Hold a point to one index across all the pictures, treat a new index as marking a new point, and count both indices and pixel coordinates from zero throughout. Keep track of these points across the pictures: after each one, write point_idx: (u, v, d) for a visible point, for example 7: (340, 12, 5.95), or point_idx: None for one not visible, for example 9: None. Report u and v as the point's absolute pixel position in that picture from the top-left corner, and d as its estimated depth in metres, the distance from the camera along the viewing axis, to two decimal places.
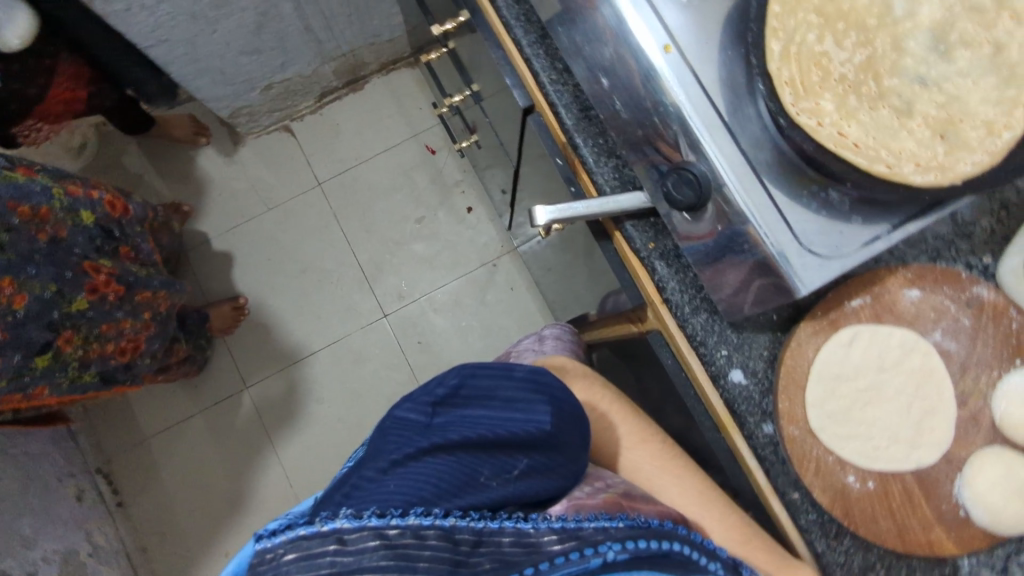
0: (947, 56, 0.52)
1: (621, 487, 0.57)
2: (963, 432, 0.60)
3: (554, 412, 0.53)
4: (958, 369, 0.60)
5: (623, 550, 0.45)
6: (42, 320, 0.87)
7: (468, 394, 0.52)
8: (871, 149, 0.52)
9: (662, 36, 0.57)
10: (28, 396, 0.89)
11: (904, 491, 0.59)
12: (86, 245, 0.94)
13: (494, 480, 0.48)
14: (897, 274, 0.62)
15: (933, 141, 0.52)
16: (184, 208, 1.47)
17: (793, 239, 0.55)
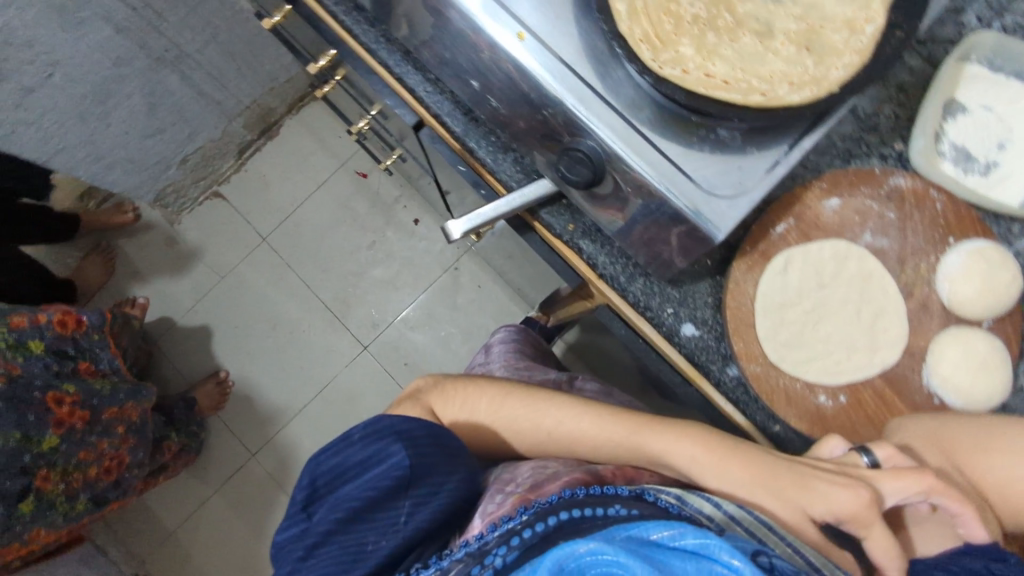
0: None
1: (537, 477, 0.50)
2: (917, 322, 0.60)
3: (411, 444, 0.48)
4: (896, 263, 0.60)
5: (509, 551, 0.39)
6: (14, 468, 0.89)
7: (328, 479, 0.47)
8: (742, 81, 0.51)
9: (512, 25, 0.55)
10: (25, 541, 0.94)
11: (876, 396, 0.59)
12: (45, 371, 0.96)
13: (384, 539, 0.45)
14: (813, 188, 0.61)
15: (800, 56, 0.52)
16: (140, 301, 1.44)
17: (696, 187, 0.54)
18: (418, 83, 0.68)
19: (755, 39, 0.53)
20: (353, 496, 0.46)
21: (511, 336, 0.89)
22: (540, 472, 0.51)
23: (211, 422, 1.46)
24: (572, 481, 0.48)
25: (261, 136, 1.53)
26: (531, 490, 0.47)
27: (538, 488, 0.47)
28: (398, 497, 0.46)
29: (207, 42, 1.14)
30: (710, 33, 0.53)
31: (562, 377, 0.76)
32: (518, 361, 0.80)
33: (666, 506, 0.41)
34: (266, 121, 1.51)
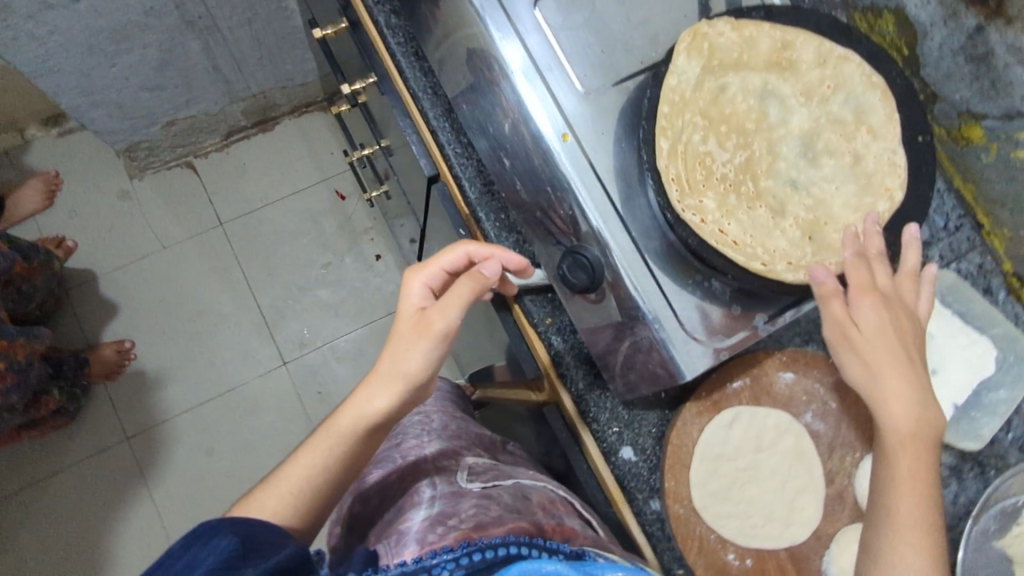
0: (814, 163, 0.59)
1: (475, 514, 0.50)
2: (831, 508, 0.63)
3: (234, 531, 0.45)
4: (825, 449, 0.64)
5: (457, 568, 0.40)
6: None
7: None
8: (744, 245, 0.56)
9: (560, 125, 0.59)
10: None
11: (778, 567, 0.62)
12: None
13: None
14: (773, 357, 0.66)
15: (802, 241, 0.57)
16: (68, 243, 1.37)
17: (677, 324, 0.57)
18: (451, 141, 0.70)
19: (768, 214, 0.58)
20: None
21: (446, 387, 0.87)
22: (487, 506, 0.52)
23: (95, 390, 1.35)
24: (517, 530, 0.48)
25: (254, 126, 1.51)
26: (475, 530, 0.47)
27: (483, 528, 0.47)
28: (238, 571, 0.43)
29: (242, 25, 1.15)
30: (732, 195, 0.58)
31: (497, 439, 0.76)
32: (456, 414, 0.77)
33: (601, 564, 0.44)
34: (265, 114, 1.49)
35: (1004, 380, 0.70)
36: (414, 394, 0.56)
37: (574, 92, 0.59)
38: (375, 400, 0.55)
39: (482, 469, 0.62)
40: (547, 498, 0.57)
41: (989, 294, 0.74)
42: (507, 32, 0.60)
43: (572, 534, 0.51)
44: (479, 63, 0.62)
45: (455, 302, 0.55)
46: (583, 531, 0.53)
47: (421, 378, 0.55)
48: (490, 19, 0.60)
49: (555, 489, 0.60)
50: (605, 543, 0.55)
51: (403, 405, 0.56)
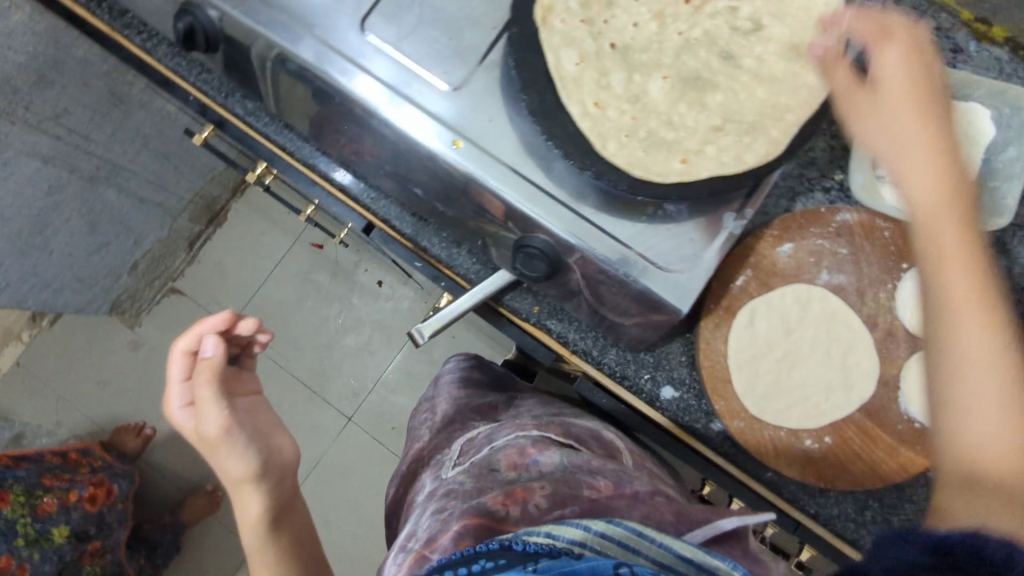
0: (715, 69, 0.55)
1: (430, 523, 0.54)
2: (885, 349, 0.61)
3: None
4: (856, 297, 0.62)
5: None
6: None
7: None
8: (646, 167, 0.52)
9: (446, 133, 0.55)
10: None
11: (858, 431, 0.60)
12: (54, 564, 1.10)
13: None
14: (764, 236, 0.63)
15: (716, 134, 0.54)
16: (146, 430, 1.44)
17: (649, 265, 0.54)
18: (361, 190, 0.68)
19: (664, 130, 0.54)
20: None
21: (464, 358, 0.93)
22: (440, 501, 0.56)
23: (207, 523, 1.43)
24: (465, 529, 0.50)
25: (209, 224, 1.50)
26: (427, 545, 0.51)
27: (433, 540, 0.51)
28: None
29: (139, 150, 1.13)
30: (626, 114, 0.54)
31: (500, 400, 0.79)
32: (453, 399, 0.82)
33: (536, 548, 0.41)
34: (211, 209, 1.49)
35: (1011, 136, 0.65)
36: (268, 474, 0.63)
37: (444, 94, 0.55)
38: (250, 506, 0.63)
39: (471, 445, 0.66)
40: (516, 454, 0.60)
41: (959, 53, 0.68)
42: (350, 70, 0.55)
43: (527, 493, 0.53)
44: (347, 111, 0.57)
45: (203, 403, 0.60)
46: (544, 483, 0.55)
47: (255, 469, 0.62)
48: (337, 66, 0.55)
49: (529, 434, 0.62)
50: (584, 468, 0.57)
51: (270, 490, 0.63)
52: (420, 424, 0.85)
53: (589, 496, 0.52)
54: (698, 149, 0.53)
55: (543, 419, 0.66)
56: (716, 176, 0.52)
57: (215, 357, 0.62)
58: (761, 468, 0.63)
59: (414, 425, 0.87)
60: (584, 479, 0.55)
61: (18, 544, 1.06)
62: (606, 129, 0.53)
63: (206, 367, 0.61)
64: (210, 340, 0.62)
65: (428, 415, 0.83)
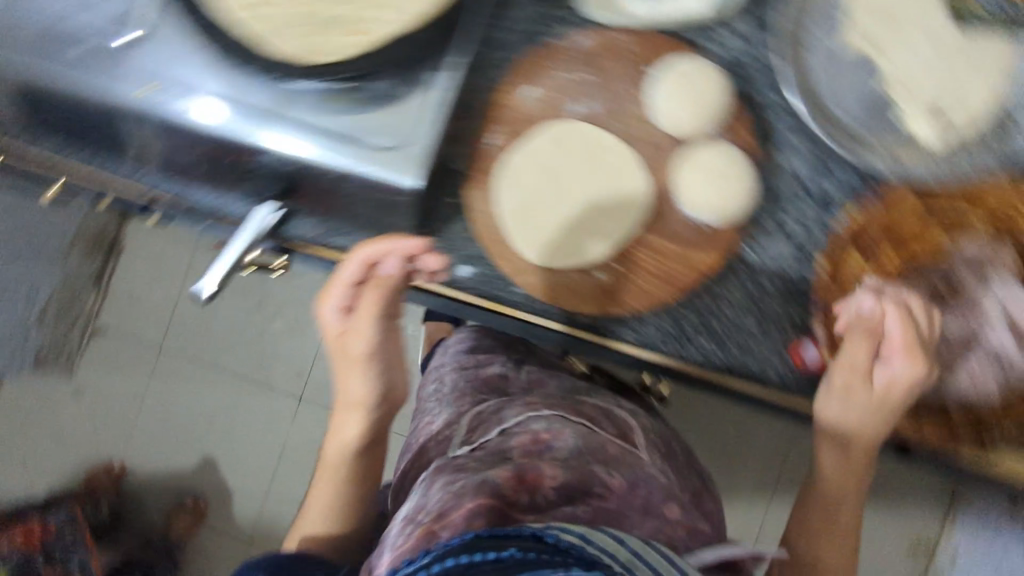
0: None
1: (438, 498, 0.56)
2: (653, 159, 0.61)
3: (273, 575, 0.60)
4: (609, 118, 0.61)
5: None
6: None
7: None
8: (328, 52, 0.54)
9: (142, 82, 0.56)
10: None
11: (644, 248, 0.61)
12: None
13: None
14: (506, 86, 0.61)
15: (386, 4, 0.55)
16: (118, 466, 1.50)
17: (368, 149, 0.54)
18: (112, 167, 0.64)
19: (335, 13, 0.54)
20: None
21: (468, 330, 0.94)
22: (454, 478, 0.58)
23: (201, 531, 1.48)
24: (476, 507, 0.52)
25: (109, 256, 1.46)
26: (436, 520, 0.52)
27: (442, 516, 0.52)
28: None
29: None
30: None
31: (507, 370, 0.82)
32: (466, 373, 0.82)
33: (565, 544, 0.43)
34: (104, 241, 1.44)
35: None
36: (381, 403, 0.64)
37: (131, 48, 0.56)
38: (348, 428, 0.65)
39: (479, 423, 0.69)
40: (530, 441, 0.62)
41: None
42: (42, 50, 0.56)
43: (538, 482, 0.56)
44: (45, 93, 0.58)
45: (358, 324, 0.59)
46: (557, 471, 0.58)
47: (368, 395, 0.63)
48: (170, 101, 0.56)
49: (542, 418, 0.66)
50: (597, 458, 0.62)
51: (370, 417, 0.65)
52: (427, 388, 0.87)
53: (596, 498, 0.57)
54: None
55: (551, 400, 0.71)
56: (400, 39, 0.53)
57: (394, 277, 0.57)
58: (571, 311, 0.62)
59: (423, 390, 0.89)
60: (599, 472, 0.60)
61: None
62: (280, 24, 0.56)
63: (376, 286, 0.57)
64: (393, 259, 0.56)
65: (437, 381, 0.85)
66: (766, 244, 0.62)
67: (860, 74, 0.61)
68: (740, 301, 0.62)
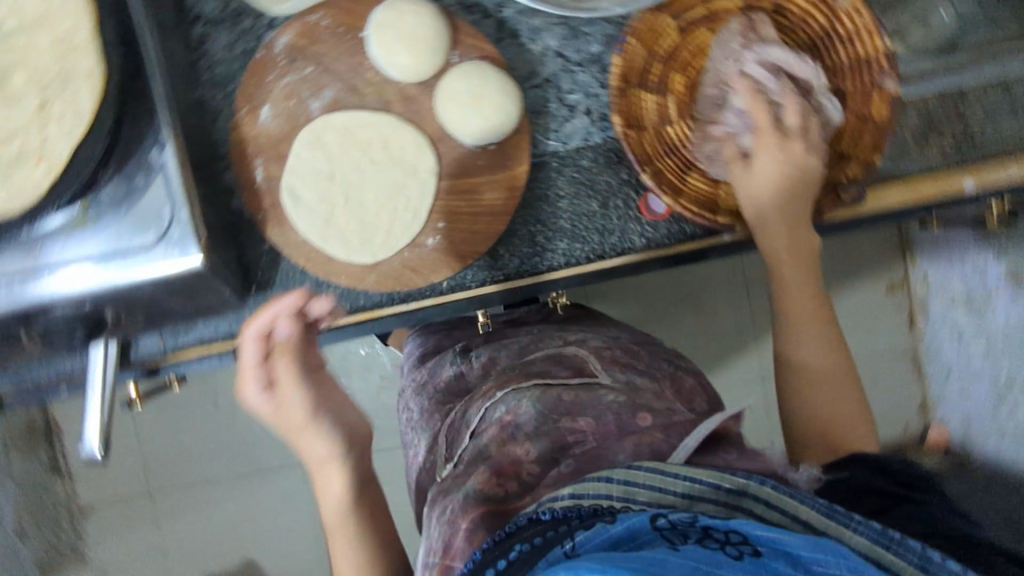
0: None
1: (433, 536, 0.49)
2: (415, 112, 0.60)
3: None
4: (354, 95, 0.60)
5: None
6: None
7: None
8: (16, 194, 0.47)
9: None
10: None
11: (455, 194, 0.60)
12: None
13: None
14: (242, 120, 0.59)
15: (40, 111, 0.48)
16: None
17: (134, 256, 0.52)
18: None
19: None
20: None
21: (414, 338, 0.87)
22: (439, 510, 0.49)
23: None
24: (472, 523, 0.44)
25: None
26: (445, 555, 0.45)
27: (448, 549, 0.45)
28: None
29: None
30: None
31: (458, 361, 0.73)
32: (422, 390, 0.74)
33: (564, 513, 0.38)
34: None
35: None
36: (353, 445, 0.56)
37: None
38: (332, 484, 0.56)
39: (455, 435, 0.60)
40: (496, 429, 0.52)
41: None
42: None
43: (516, 466, 0.47)
44: None
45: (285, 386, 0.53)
46: (533, 446, 0.48)
47: (338, 445, 0.55)
48: None
49: (499, 400, 0.55)
50: (563, 412, 0.51)
51: (354, 463, 0.56)
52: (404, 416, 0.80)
53: (574, 448, 0.47)
54: (42, 141, 0.47)
55: (505, 376, 0.60)
56: (74, 147, 0.47)
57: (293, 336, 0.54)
58: (434, 282, 0.62)
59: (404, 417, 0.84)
60: (574, 424, 0.49)
61: None
62: None
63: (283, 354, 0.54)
64: (284, 319, 0.53)
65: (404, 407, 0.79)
66: (566, 127, 0.63)
67: None
68: (574, 190, 0.63)
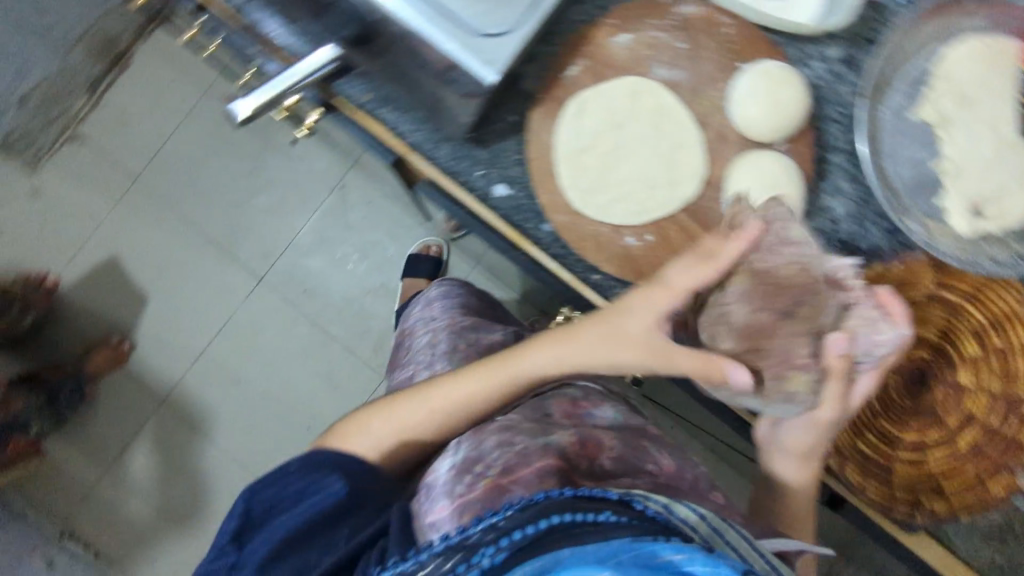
0: None
1: (493, 446, 0.58)
2: (715, 151, 0.60)
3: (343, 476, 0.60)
4: (689, 94, 0.59)
5: (496, 552, 0.44)
6: None
7: (260, 511, 0.59)
8: None
9: None
10: None
11: (680, 229, 0.59)
12: None
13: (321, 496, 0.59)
14: (601, 23, 0.59)
15: None
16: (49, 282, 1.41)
17: (455, 24, 0.51)
18: None
19: None
20: (247, 568, 0.56)
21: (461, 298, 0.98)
22: (507, 427, 0.60)
23: (114, 375, 1.43)
24: (545, 467, 0.54)
25: (113, 68, 1.42)
26: (502, 475, 0.55)
27: (510, 473, 0.55)
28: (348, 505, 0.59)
29: None
30: None
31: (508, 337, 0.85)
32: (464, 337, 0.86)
33: (653, 512, 0.47)
34: (113, 50, 1.39)
35: None
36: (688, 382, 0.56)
37: None
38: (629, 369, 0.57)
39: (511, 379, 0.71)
40: (571, 406, 0.64)
41: None
42: None
43: (596, 452, 0.59)
44: None
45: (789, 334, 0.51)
46: (610, 442, 0.60)
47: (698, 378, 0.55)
48: None
49: (580, 386, 0.67)
50: (638, 434, 0.64)
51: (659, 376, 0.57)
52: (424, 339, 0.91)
53: (650, 474, 0.58)
54: None
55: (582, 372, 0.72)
56: None
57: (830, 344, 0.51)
58: (593, 269, 0.60)
59: (415, 341, 0.93)
60: (643, 449, 0.61)
61: None
62: None
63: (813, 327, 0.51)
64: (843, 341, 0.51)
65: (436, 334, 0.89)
66: None
67: (923, 144, 0.62)
68: None
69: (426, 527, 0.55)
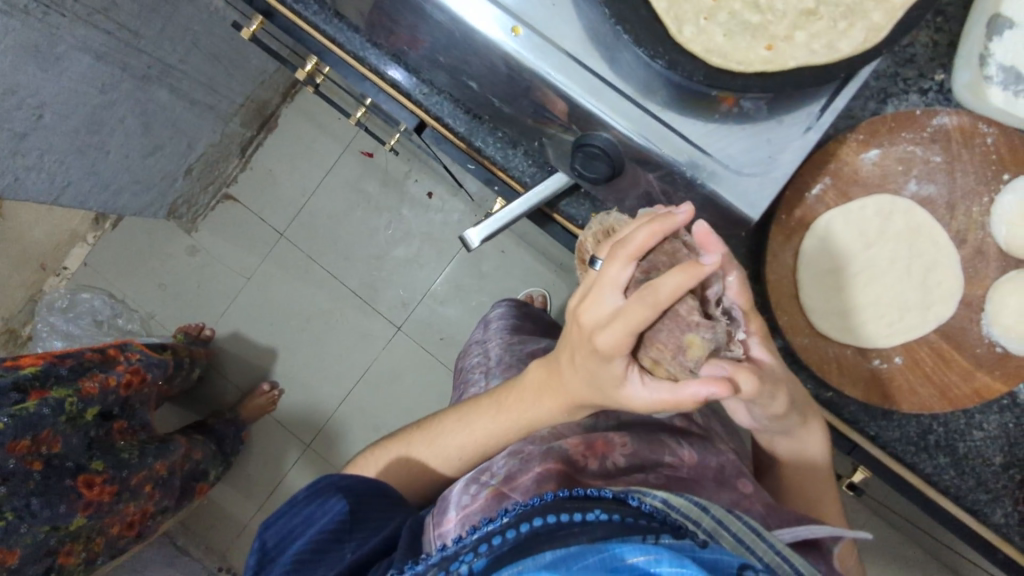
0: None
1: (505, 465, 0.56)
2: (973, 270, 0.59)
3: (347, 496, 0.57)
4: (946, 210, 0.58)
5: (478, 557, 0.39)
6: (53, 497, 0.95)
7: (275, 542, 0.56)
8: (726, 54, 0.47)
9: (506, 20, 0.50)
10: (107, 532, 1.06)
11: (932, 351, 0.59)
12: (83, 441, 1.02)
13: (327, 525, 0.55)
14: (849, 141, 0.58)
15: (804, 15, 0.48)
16: (206, 331, 1.50)
17: (718, 164, 0.50)
18: (432, 98, 0.64)
19: (748, 12, 0.49)
20: None
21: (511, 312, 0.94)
22: (526, 445, 0.57)
23: (264, 420, 1.51)
24: (546, 472, 0.52)
25: (260, 130, 1.50)
26: (506, 483, 0.54)
27: (512, 480, 0.54)
28: (348, 530, 0.55)
29: (188, 49, 1.10)
30: None
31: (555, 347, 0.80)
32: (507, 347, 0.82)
33: (650, 508, 0.40)
34: (262, 114, 1.48)
35: None
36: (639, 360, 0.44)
37: None
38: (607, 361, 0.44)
39: None
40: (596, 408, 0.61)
41: None
42: None
43: (607, 449, 0.55)
44: (396, 12, 0.55)
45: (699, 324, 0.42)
46: (625, 437, 0.56)
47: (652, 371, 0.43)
48: (531, 53, 0.50)
49: None
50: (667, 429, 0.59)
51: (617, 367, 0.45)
52: (474, 358, 0.87)
53: (667, 467, 0.54)
54: (786, 36, 0.48)
55: None
56: (802, 66, 0.47)
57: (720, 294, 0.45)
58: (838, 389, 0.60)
59: (466, 363, 0.90)
60: (668, 442, 0.57)
61: (59, 420, 0.97)
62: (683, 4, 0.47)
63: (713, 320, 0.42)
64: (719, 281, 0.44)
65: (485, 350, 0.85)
66: None
67: None
68: (997, 434, 0.60)
69: (435, 536, 0.53)
